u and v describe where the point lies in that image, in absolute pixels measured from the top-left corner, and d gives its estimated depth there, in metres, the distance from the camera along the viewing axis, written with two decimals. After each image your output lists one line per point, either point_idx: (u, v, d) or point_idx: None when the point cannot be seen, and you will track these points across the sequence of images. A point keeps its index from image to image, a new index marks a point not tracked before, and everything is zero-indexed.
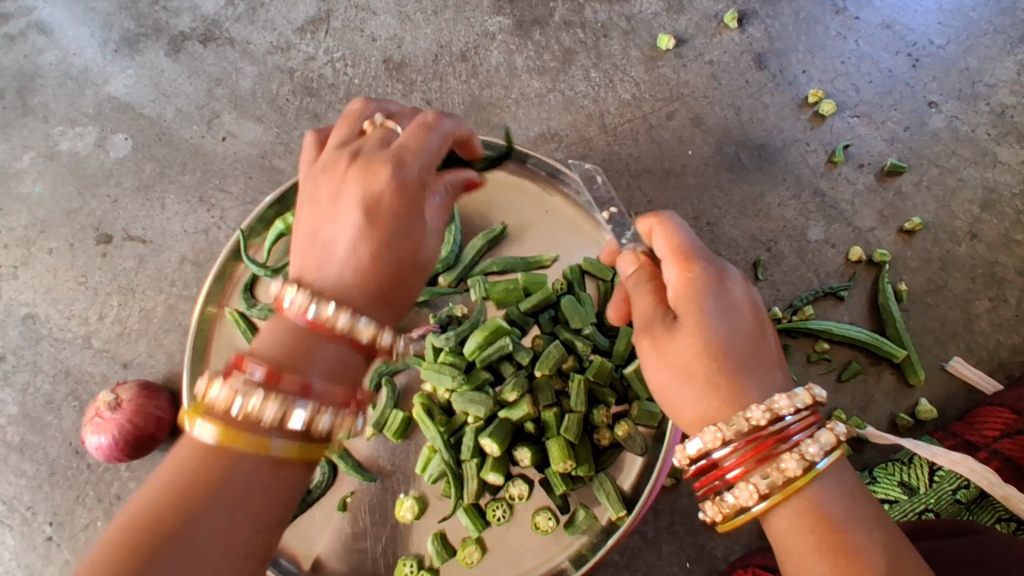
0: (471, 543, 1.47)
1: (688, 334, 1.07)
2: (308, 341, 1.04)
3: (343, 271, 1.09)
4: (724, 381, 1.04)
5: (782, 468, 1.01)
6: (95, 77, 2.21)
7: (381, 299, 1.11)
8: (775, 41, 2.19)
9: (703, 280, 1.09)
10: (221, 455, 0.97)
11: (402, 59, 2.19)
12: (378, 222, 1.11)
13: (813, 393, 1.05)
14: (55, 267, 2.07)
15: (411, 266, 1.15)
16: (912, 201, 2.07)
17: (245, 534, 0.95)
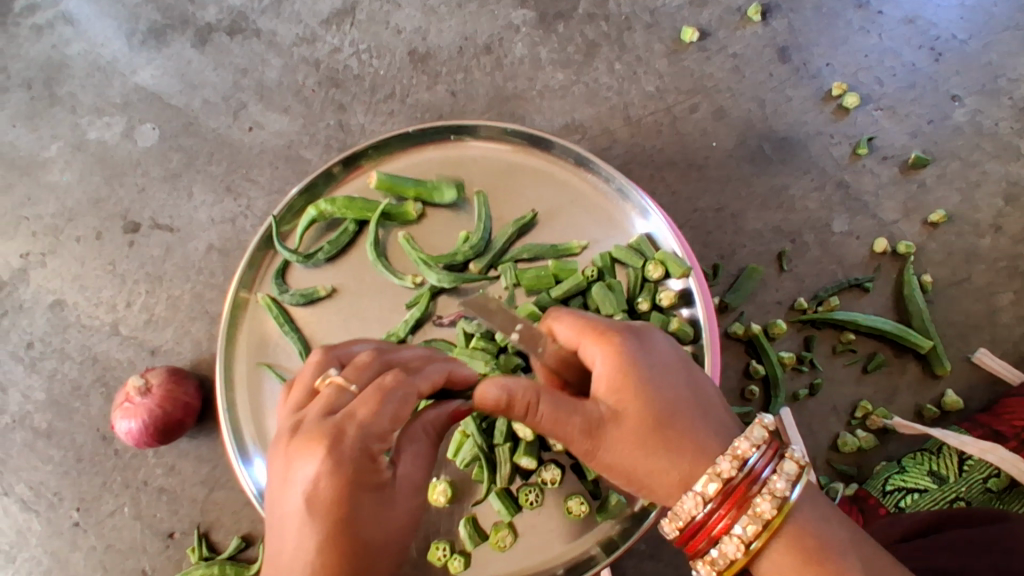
0: (504, 527, 1.48)
1: (628, 410, 1.16)
2: (326, 523, 0.97)
3: (324, 502, 0.98)
4: (677, 446, 1.16)
5: (758, 512, 1.13)
6: (123, 68, 2.23)
7: (367, 550, 1.01)
8: (798, 35, 2.19)
9: (624, 353, 1.19)
10: (356, 508, 0.99)
11: (427, 51, 2.21)
12: (350, 519, 1.00)
13: (761, 428, 1.17)
14: (83, 255, 2.08)
15: (395, 537, 1.05)
16: (935, 194, 2.06)
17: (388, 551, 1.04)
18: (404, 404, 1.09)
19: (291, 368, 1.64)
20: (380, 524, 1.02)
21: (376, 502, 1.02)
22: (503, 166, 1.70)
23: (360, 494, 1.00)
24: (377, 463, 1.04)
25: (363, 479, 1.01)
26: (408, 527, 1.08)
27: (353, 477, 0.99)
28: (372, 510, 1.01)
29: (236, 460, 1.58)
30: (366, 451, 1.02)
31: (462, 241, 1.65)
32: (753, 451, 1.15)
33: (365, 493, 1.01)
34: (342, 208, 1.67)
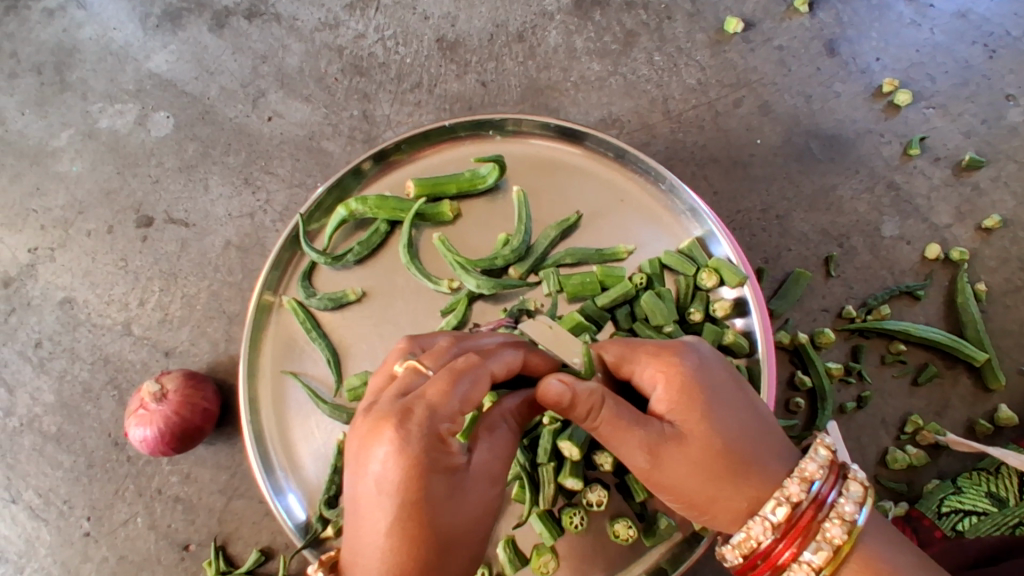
0: (546, 552, 1.40)
1: (693, 435, 1.06)
2: (405, 510, 0.92)
3: (403, 484, 0.92)
4: (743, 473, 1.07)
5: (828, 537, 1.05)
6: (137, 53, 2.12)
7: (446, 535, 0.96)
8: (847, 27, 2.07)
9: (687, 373, 1.08)
10: (423, 515, 0.93)
11: (456, 38, 2.09)
12: (429, 502, 0.93)
13: (824, 450, 1.10)
14: (94, 250, 1.99)
15: (473, 524, 1.00)
16: (990, 197, 1.95)
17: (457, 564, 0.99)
18: (476, 384, 1.01)
19: (317, 375, 1.54)
20: (453, 510, 0.97)
21: (446, 490, 0.96)
22: (543, 163, 1.61)
23: (429, 478, 0.93)
24: (445, 446, 0.96)
25: (434, 467, 0.94)
26: (482, 517, 1.03)
27: (422, 462, 0.92)
28: (443, 497, 0.95)
29: (259, 472, 1.48)
30: (435, 435, 0.94)
31: (501, 244, 1.55)
32: (819, 474, 1.08)
33: (435, 479, 0.94)
34: (374, 207, 1.58)
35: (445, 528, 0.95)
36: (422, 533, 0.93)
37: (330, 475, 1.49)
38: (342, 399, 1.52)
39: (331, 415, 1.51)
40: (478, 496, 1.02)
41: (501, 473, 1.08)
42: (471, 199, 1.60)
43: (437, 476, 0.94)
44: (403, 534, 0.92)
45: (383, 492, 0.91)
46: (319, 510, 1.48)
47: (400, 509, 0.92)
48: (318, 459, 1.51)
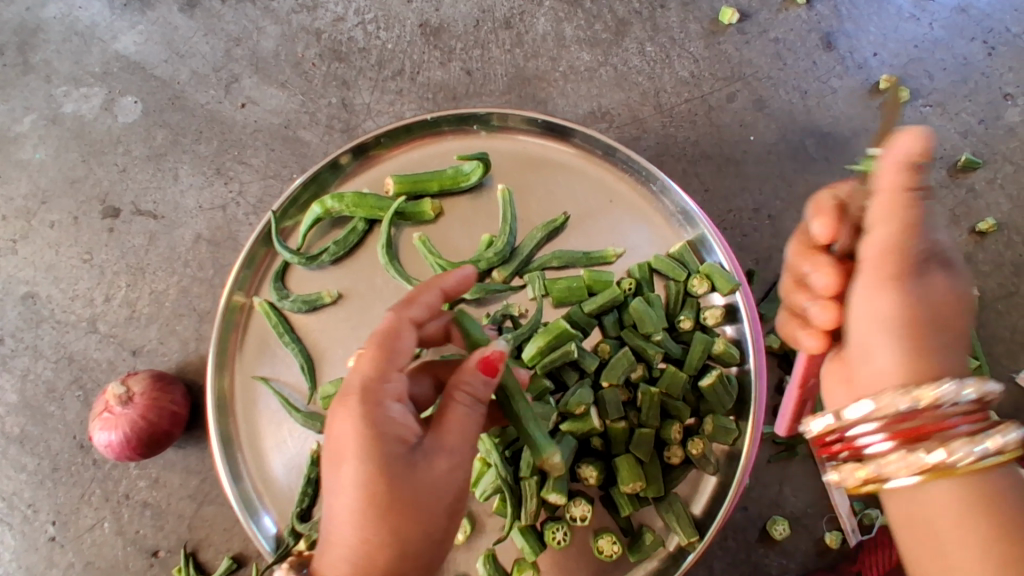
0: (528, 567, 1.37)
1: (895, 284, 0.86)
2: (358, 470, 1.00)
3: (353, 448, 1.00)
4: (927, 340, 0.86)
5: (946, 459, 0.82)
6: (103, 32, 2.00)
7: (408, 494, 1.00)
8: (846, 20, 2.00)
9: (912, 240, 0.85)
10: (374, 477, 0.99)
11: (441, 24, 2.00)
12: (381, 460, 1.00)
13: (988, 386, 0.84)
14: (58, 243, 1.89)
15: (437, 481, 1.03)
16: (985, 200, 1.91)
17: (425, 525, 1.03)
18: (402, 343, 1.09)
19: (290, 381, 1.48)
20: (411, 475, 1.01)
21: (398, 457, 1.01)
22: (529, 160, 1.54)
23: (377, 450, 1.00)
24: (387, 413, 1.04)
25: (381, 437, 1.01)
26: (453, 474, 1.05)
27: (367, 434, 1.00)
28: (395, 464, 1.00)
29: (226, 480, 1.41)
30: (373, 402, 1.03)
31: (484, 245, 1.48)
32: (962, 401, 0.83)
33: (386, 450, 1.01)
34: (350, 205, 1.50)
35: (401, 485, 1.00)
36: (377, 494, 0.99)
37: (303, 486, 1.43)
38: (315, 406, 1.46)
39: (304, 423, 1.44)
40: (436, 457, 1.04)
41: (476, 430, 1.09)
42: (455, 197, 1.53)
43: (385, 447, 1.01)
44: (359, 497, 0.99)
45: (337, 459, 1.01)
46: (291, 523, 1.42)
47: (355, 470, 1.00)
48: (291, 469, 1.45)
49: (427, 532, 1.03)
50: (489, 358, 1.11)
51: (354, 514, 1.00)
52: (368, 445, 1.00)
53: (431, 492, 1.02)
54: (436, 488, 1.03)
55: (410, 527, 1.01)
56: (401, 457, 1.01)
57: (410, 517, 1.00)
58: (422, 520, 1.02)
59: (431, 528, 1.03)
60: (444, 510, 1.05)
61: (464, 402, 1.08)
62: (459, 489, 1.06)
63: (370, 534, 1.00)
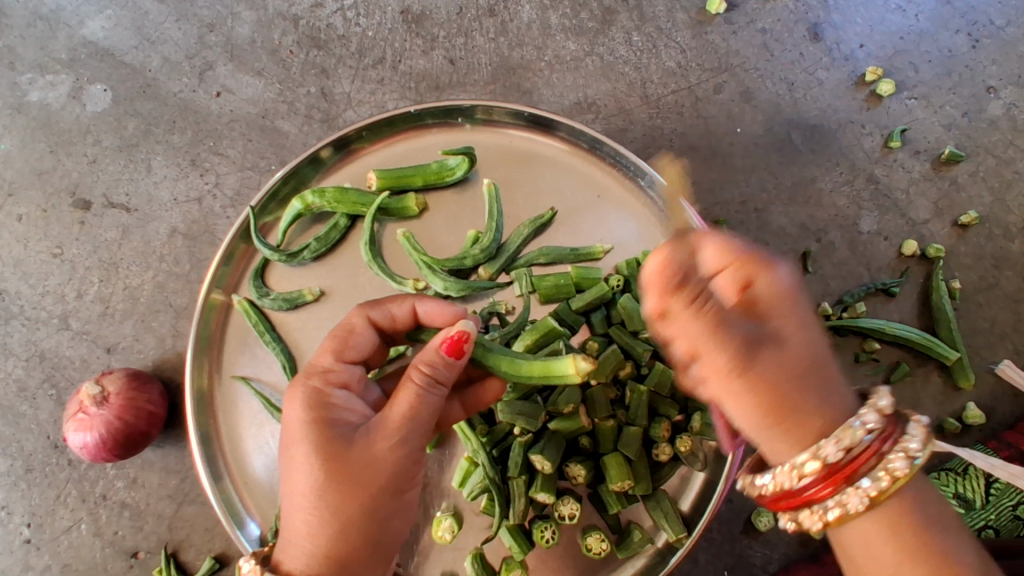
0: (515, 567, 1.35)
1: (786, 349, 0.85)
2: (298, 442, 1.04)
3: (295, 423, 1.06)
4: (819, 394, 0.86)
5: (885, 469, 0.85)
6: (69, 17, 1.92)
7: (343, 466, 1.01)
8: (832, 10, 1.99)
9: (789, 287, 0.88)
10: (310, 448, 1.02)
11: (422, 11, 1.95)
12: (314, 434, 1.03)
13: (878, 408, 0.87)
14: (26, 236, 1.82)
15: (374, 454, 1.03)
16: (968, 193, 1.91)
17: (362, 497, 1.02)
18: (355, 339, 1.16)
19: (271, 381, 1.44)
20: (349, 452, 1.02)
21: (336, 435, 1.03)
22: (515, 154, 1.51)
23: (318, 428, 1.03)
24: (330, 398, 1.08)
25: (322, 417, 1.05)
26: (393, 451, 1.04)
27: (308, 415, 1.05)
28: (333, 441, 1.03)
29: (206, 480, 1.38)
30: (316, 388, 1.08)
31: (470, 242, 1.45)
32: (869, 427, 0.86)
33: (326, 430, 1.03)
34: (332, 201, 1.46)
35: (336, 456, 1.02)
36: (312, 463, 1.01)
37: None
38: None
39: None
40: (377, 434, 1.04)
41: (425, 413, 1.06)
42: (439, 192, 1.50)
43: (326, 425, 1.04)
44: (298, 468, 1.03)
45: (285, 434, 1.06)
46: (274, 526, 1.38)
47: (295, 443, 1.04)
48: (273, 470, 1.42)
49: (371, 508, 1.03)
50: (450, 337, 1.08)
51: (295, 485, 1.03)
52: (307, 420, 1.04)
53: (370, 468, 1.02)
54: (372, 462, 1.03)
55: (350, 503, 1.01)
56: (339, 430, 1.04)
57: (348, 491, 1.01)
58: (359, 492, 1.02)
59: (369, 501, 1.03)
60: (383, 485, 1.04)
61: (419, 382, 1.05)
62: (400, 466, 1.05)
63: (309, 505, 1.01)
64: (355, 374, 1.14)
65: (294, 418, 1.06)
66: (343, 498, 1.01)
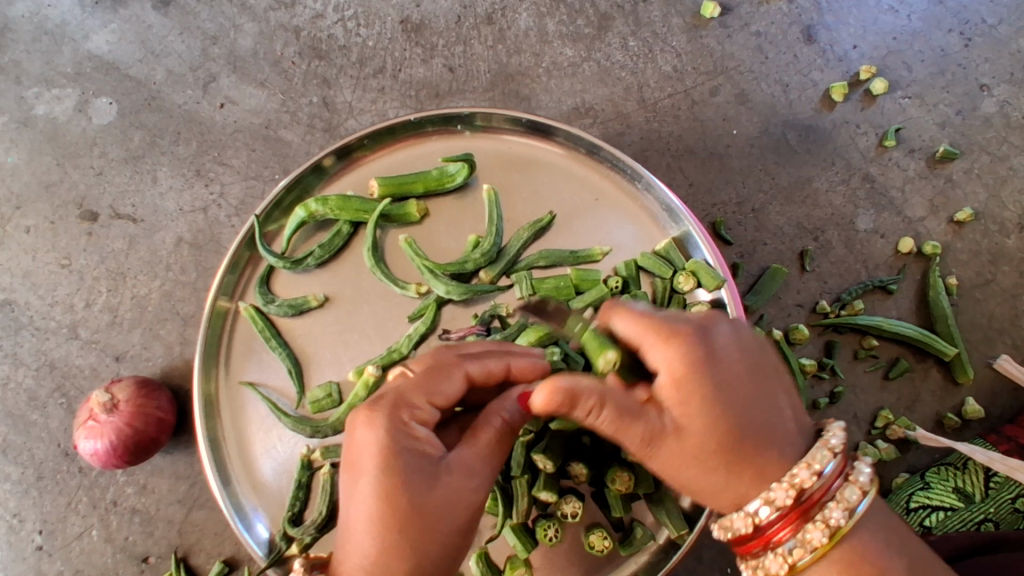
0: (520, 564, 1.37)
1: (687, 435, 1.02)
2: (376, 476, 0.99)
3: (368, 455, 1.00)
4: (734, 462, 1.03)
5: (828, 519, 1.01)
6: (74, 31, 1.95)
7: (413, 514, 0.99)
8: (825, 13, 2.01)
9: (695, 363, 1.03)
10: (391, 485, 0.99)
11: (421, 20, 1.98)
12: (395, 471, 0.99)
13: (837, 439, 1.04)
14: (34, 248, 1.86)
15: (443, 512, 1.00)
16: (963, 190, 1.94)
17: (420, 548, 0.99)
18: (446, 384, 1.08)
19: (277, 386, 1.47)
20: (423, 499, 0.99)
21: (413, 478, 1.00)
22: (514, 160, 1.53)
23: (396, 465, 0.99)
24: (410, 436, 1.02)
25: (403, 455, 1.00)
26: (462, 508, 1.02)
27: (388, 448, 1.00)
28: (411, 484, 0.99)
29: (215, 485, 1.41)
30: (398, 422, 1.02)
31: (471, 246, 1.49)
32: (825, 466, 1.02)
33: (399, 462, 1.00)
34: (335, 209, 1.49)
35: (412, 502, 0.99)
36: (388, 504, 0.98)
37: (294, 490, 1.43)
38: (305, 410, 1.46)
39: (293, 428, 1.44)
40: (453, 485, 1.02)
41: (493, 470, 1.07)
42: (439, 197, 1.53)
43: (404, 464, 1.00)
44: (372, 505, 0.99)
45: (353, 458, 1.02)
46: (283, 529, 1.41)
47: (371, 476, 1.00)
48: (282, 474, 1.44)
49: (425, 562, 1.00)
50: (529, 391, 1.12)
51: (363, 521, 0.99)
52: (389, 456, 1.00)
53: (441, 525, 1.00)
54: (440, 519, 1.00)
55: (407, 553, 0.99)
56: (419, 474, 1.00)
57: (411, 539, 0.99)
58: (423, 545, 0.99)
59: (424, 554, 1.00)
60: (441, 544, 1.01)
61: (499, 426, 1.09)
62: (462, 524, 1.03)
63: (376, 543, 0.99)
64: (438, 413, 1.09)
65: (373, 448, 1.00)
66: (400, 547, 0.98)
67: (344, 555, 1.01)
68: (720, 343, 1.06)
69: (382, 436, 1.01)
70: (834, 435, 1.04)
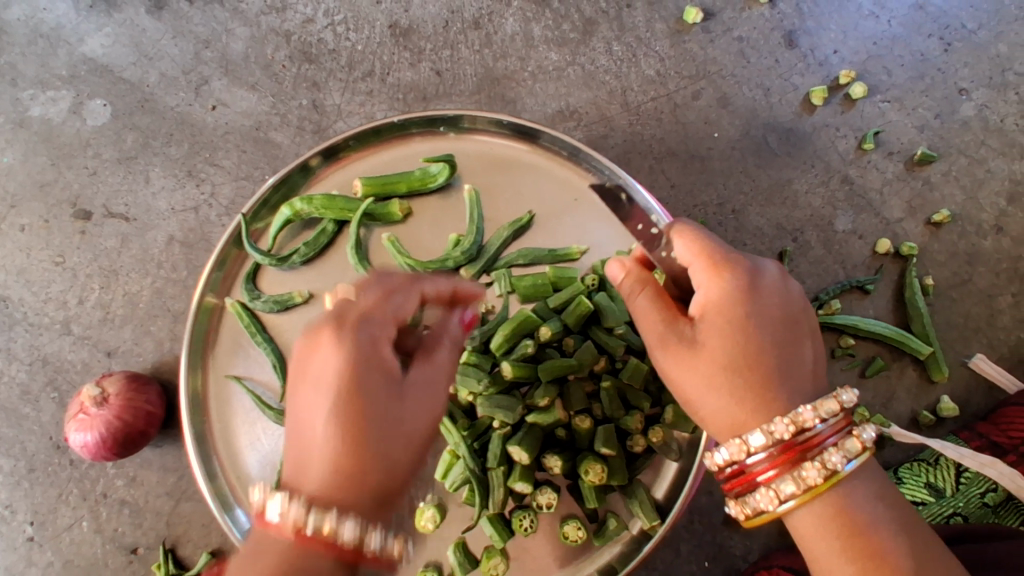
0: (496, 554, 1.40)
1: (712, 349, 1.13)
2: (348, 367, 1.06)
3: (341, 350, 1.07)
4: (747, 386, 1.11)
5: (823, 463, 1.07)
6: (70, 35, 2.00)
7: (382, 406, 1.07)
8: (806, 18, 2.05)
9: (738, 291, 1.14)
10: (365, 376, 1.06)
11: (410, 25, 2.02)
12: (366, 361, 1.07)
13: (847, 398, 1.11)
14: (29, 246, 1.90)
15: (407, 408, 1.09)
16: (940, 192, 1.97)
17: (389, 441, 1.06)
18: (405, 299, 1.20)
19: (262, 380, 1.51)
20: (393, 395, 1.08)
21: (384, 376, 1.08)
22: (497, 161, 1.57)
23: (370, 360, 1.07)
24: (378, 338, 1.11)
25: (374, 352, 1.09)
26: (424, 410, 1.13)
27: (362, 344, 1.08)
28: (383, 379, 1.08)
29: (200, 476, 1.44)
30: (369, 325, 1.11)
31: (452, 245, 1.52)
32: (829, 416, 1.09)
33: (374, 368, 1.08)
34: (320, 207, 1.53)
35: (383, 397, 1.07)
36: (360, 394, 1.05)
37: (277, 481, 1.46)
38: (288, 404, 1.49)
39: (277, 420, 1.48)
40: (416, 385, 1.13)
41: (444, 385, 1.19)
42: (423, 197, 1.57)
43: (377, 360, 1.08)
44: (345, 395, 1.05)
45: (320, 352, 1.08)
46: None
47: (343, 369, 1.06)
48: (266, 466, 1.48)
49: (390, 460, 1.06)
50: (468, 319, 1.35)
51: (335, 412, 1.04)
52: (363, 352, 1.08)
53: (404, 420, 1.09)
54: (404, 416, 1.09)
55: (376, 445, 1.05)
56: (386, 370, 1.09)
57: (383, 433, 1.06)
58: (390, 441, 1.06)
59: (392, 449, 1.07)
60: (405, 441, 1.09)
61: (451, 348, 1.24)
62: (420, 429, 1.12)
63: (348, 434, 1.03)
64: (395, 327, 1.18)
65: (348, 343, 1.08)
66: (367, 442, 1.04)
67: (308, 451, 1.03)
68: (769, 282, 1.17)
69: (358, 333, 1.09)
70: (846, 396, 1.12)
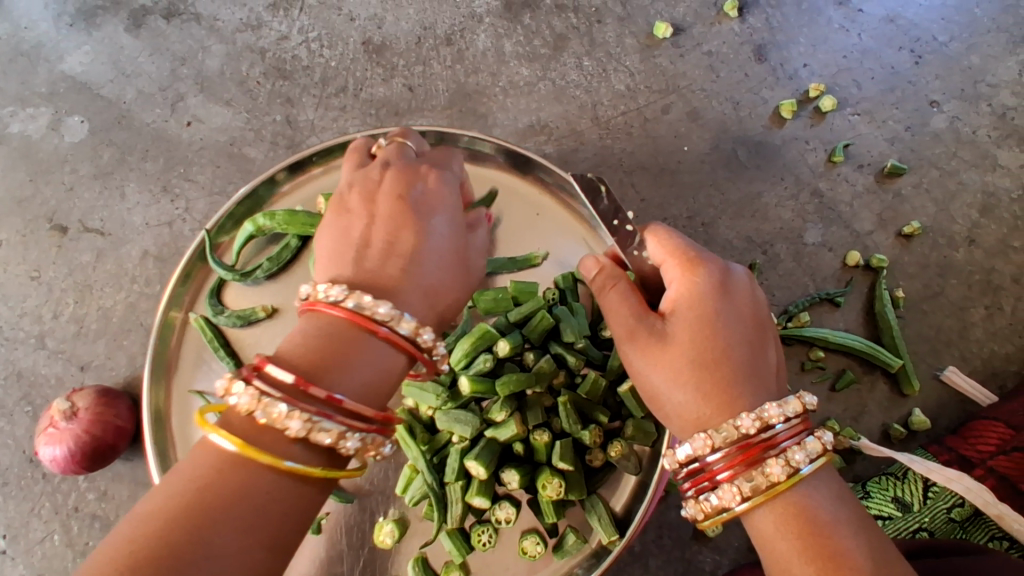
0: (455, 568, 1.42)
1: (681, 344, 1.14)
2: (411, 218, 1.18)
3: (407, 208, 1.19)
4: (712, 382, 1.12)
5: (785, 462, 1.07)
6: (49, 53, 2.04)
7: (438, 260, 1.17)
8: (776, 32, 2.07)
9: (709, 293, 1.16)
10: (429, 223, 1.18)
11: (383, 41, 2.05)
12: (424, 216, 1.19)
13: (807, 403, 1.12)
14: (5, 260, 1.93)
15: (456, 264, 1.20)
16: (911, 204, 1.98)
17: (438, 284, 1.17)
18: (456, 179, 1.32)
19: None
20: (447, 247, 1.19)
21: (439, 230, 1.20)
22: None
23: (429, 212, 1.20)
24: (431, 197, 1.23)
25: (430, 205, 1.21)
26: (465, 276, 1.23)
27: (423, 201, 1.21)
28: (439, 232, 1.20)
29: None
30: (428, 187, 1.23)
31: None
32: (789, 417, 1.10)
33: (431, 219, 1.19)
34: (283, 223, 1.54)
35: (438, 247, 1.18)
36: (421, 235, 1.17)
37: None
38: None
39: None
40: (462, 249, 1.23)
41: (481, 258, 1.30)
42: None
43: (435, 214, 1.20)
44: (410, 233, 1.16)
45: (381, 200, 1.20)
46: None
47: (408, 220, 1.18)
48: None
49: (437, 301, 1.16)
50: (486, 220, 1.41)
51: (402, 242, 1.16)
52: (423, 208, 1.20)
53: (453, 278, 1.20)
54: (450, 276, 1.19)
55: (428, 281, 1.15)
56: (441, 227, 1.20)
57: (434, 275, 1.16)
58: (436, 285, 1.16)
59: (440, 291, 1.17)
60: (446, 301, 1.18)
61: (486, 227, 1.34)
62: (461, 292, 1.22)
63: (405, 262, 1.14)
64: None
65: (413, 198, 1.21)
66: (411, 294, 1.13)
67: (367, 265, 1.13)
68: (739, 282, 1.20)
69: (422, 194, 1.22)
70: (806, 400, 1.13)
